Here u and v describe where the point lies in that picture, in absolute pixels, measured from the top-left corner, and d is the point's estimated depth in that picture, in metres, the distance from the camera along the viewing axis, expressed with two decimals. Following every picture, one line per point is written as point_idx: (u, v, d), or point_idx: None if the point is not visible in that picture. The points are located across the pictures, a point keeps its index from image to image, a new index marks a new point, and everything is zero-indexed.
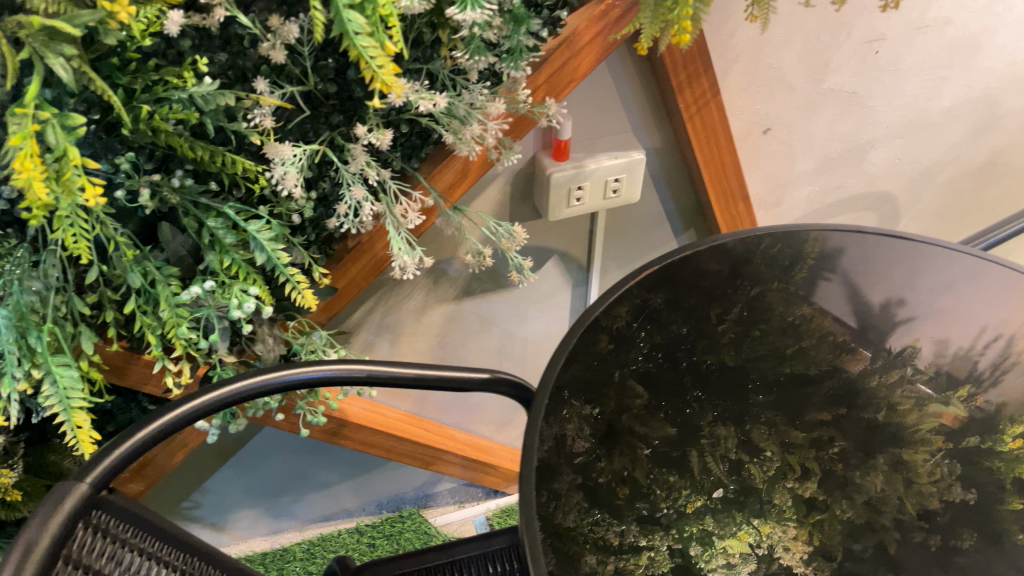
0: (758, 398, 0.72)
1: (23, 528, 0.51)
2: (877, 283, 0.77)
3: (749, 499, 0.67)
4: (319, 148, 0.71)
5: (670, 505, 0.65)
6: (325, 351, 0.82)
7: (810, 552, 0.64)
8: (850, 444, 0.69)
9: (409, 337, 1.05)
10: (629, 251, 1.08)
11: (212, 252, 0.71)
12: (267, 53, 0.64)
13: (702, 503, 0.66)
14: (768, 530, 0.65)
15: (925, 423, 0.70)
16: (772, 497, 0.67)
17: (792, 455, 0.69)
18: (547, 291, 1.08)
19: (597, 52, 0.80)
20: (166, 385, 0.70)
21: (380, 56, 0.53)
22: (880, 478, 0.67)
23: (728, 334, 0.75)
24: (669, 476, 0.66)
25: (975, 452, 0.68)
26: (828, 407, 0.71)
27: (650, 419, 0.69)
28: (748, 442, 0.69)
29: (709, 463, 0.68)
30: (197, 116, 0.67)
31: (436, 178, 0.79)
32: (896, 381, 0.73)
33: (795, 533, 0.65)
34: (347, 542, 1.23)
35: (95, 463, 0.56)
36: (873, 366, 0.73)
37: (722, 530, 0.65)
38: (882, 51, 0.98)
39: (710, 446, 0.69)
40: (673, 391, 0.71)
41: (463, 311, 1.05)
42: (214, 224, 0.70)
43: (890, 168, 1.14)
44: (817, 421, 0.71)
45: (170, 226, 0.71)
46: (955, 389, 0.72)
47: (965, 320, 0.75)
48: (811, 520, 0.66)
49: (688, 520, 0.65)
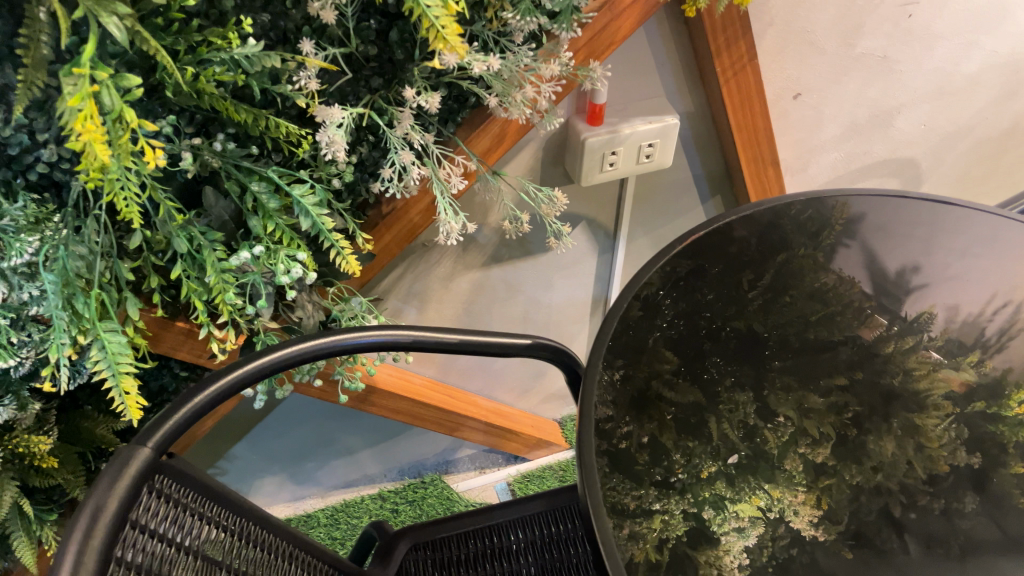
0: (774, 363, 0.71)
1: (91, 491, 0.51)
2: (894, 250, 0.79)
3: (760, 465, 0.65)
4: (364, 111, 0.69)
5: (686, 471, 0.63)
6: (364, 317, 0.81)
7: (820, 516, 0.62)
8: (864, 409, 0.69)
9: (437, 304, 1.04)
10: (656, 219, 1.08)
11: (256, 217, 0.70)
12: (317, 13, 0.62)
13: (716, 469, 0.64)
14: (779, 495, 0.63)
15: (936, 388, 0.71)
16: (783, 462, 0.65)
17: (808, 421, 0.68)
18: (574, 258, 1.08)
19: (640, 13, 0.79)
20: (212, 351, 0.69)
21: (445, 15, 0.52)
22: (893, 443, 0.67)
23: (754, 298, 0.76)
24: (688, 442, 0.65)
25: (979, 417, 0.70)
26: (845, 372, 0.71)
27: (678, 385, 0.69)
28: (764, 407, 0.69)
29: (726, 429, 0.66)
30: (242, 79, 0.66)
31: (473, 143, 0.77)
32: (911, 349, 0.73)
33: (804, 497, 0.63)
34: (370, 508, 1.23)
35: (154, 426, 0.57)
36: (889, 332, 0.74)
37: (736, 496, 0.62)
38: (915, 14, 0.97)
39: (727, 412, 0.68)
40: (692, 354, 0.71)
41: (490, 278, 1.05)
42: (258, 188, 0.70)
43: (915, 134, 1.13)
44: (831, 385, 0.70)
45: (213, 191, 0.70)
46: (966, 354, 0.74)
47: (977, 286, 0.78)
48: (820, 484, 0.64)
49: (702, 485, 0.62)
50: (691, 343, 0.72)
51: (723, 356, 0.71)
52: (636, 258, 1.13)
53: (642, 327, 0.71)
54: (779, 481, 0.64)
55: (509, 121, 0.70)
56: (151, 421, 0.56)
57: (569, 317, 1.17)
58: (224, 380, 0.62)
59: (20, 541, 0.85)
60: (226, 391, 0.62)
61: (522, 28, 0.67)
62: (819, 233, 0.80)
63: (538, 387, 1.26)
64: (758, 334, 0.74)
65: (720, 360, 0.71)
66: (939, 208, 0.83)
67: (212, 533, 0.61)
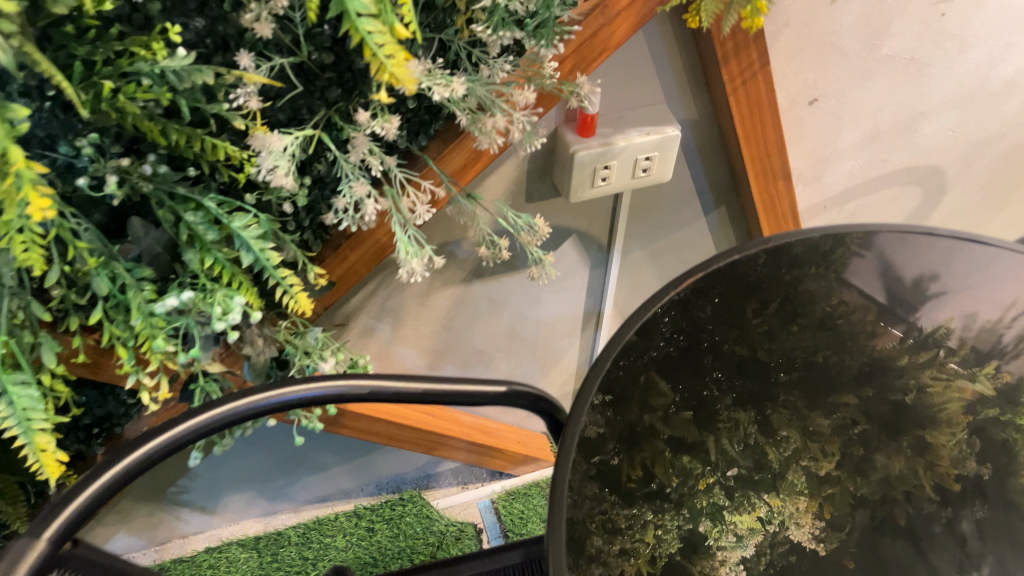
0: (780, 376, 0.65)
1: None
2: (912, 257, 0.70)
3: (762, 477, 0.60)
4: (315, 133, 0.60)
5: (681, 481, 0.59)
6: (322, 354, 0.73)
7: (822, 527, 0.58)
8: (873, 427, 0.63)
9: (413, 321, 0.96)
10: (654, 231, 0.99)
11: (192, 250, 0.62)
12: (251, 26, 0.52)
13: (714, 480, 0.60)
14: (779, 504, 0.59)
15: (951, 402, 0.64)
16: (785, 473, 0.61)
17: (814, 443, 0.62)
18: (565, 272, 0.99)
19: (638, 14, 0.69)
20: (142, 404, 0.61)
21: (390, 43, 0.43)
22: (902, 462, 0.61)
23: (763, 333, 0.67)
24: (685, 458, 0.60)
25: (991, 424, 0.64)
26: (853, 389, 0.65)
27: (674, 419, 0.62)
28: (766, 425, 0.63)
29: (725, 445, 0.61)
30: (170, 96, 0.57)
31: (444, 161, 0.68)
32: (925, 363, 0.66)
33: (806, 504, 0.59)
34: (344, 527, 1.15)
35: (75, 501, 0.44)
36: (903, 346, 0.67)
37: (735, 505, 0.59)
38: (949, 14, 0.86)
39: (727, 430, 0.62)
40: (692, 371, 0.64)
41: (471, 293, 0.96)
42: (193, 219, 0.61)
43: (941, 141, 1.03)
44: (839, 403, 0.64)
45: (142, 221, 0.61)
46: (982, 365, 0.67)
47: (998, 291, 0.70)
48: (822, 493, 0.60)
49: (698, 496, 0.59)
50: (698, 366, 0.64)
51: (726, 371, 0.65)
52: (632, 272, 1.04)
53: (634, 351, 0.63)
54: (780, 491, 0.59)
55: (482, 148, 0.61)
56: (48, 506, 0.43)
57: (559, 332, 1.08)
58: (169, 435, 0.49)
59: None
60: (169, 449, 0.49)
61: (496, 43, 0.58)
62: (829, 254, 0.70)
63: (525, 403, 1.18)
64: (762, 363, 0.66)
65: (726, 376, 0.65)
66: (969, 245, 0.73)
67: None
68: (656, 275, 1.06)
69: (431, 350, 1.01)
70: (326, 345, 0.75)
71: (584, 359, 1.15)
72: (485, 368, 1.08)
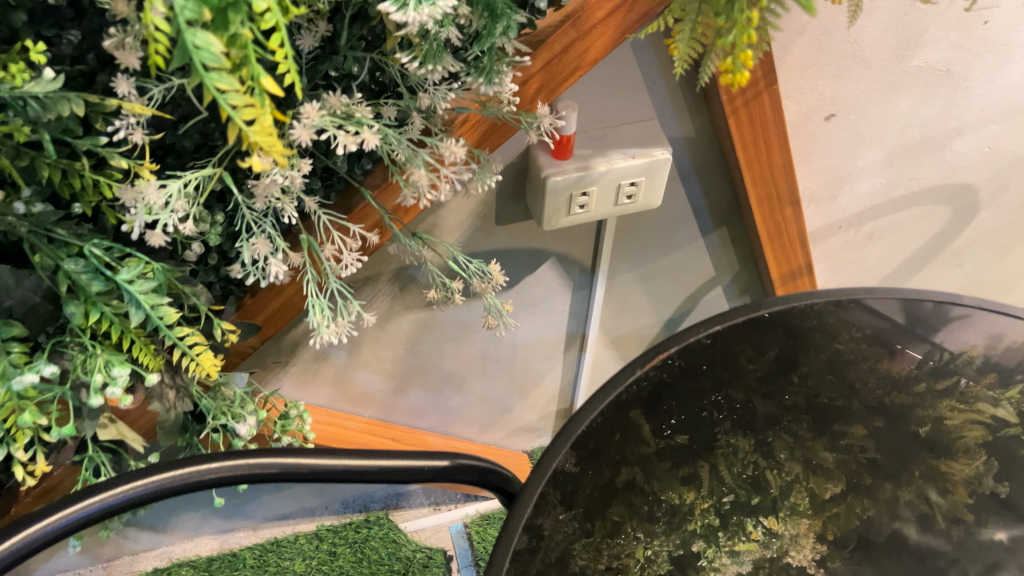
0: (784, 399, 0.59)
1: None
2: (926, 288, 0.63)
3: (759, 501, 0.56)
4: (216, 173, 0.49)
5: (672, 505, 0.54)
6: (241, 413, 0.63)
7: (824, 552, 0.53)
8: (883, 456, 0.57)
9: (371, 346, 0.87)
10: (646, 254, 0.88)
11: (73, 303, 0.52)
12: (113, 52, 0.42)
13: (708, 505, 0.55)
14: (778, 528, 0.54)
15: (971, 432, 0.59)
16: (787, 497, 0.56)
17: (815, 478, 0.56)
18: (542, 295, 0.89)
19: (618, 29, 0.59)
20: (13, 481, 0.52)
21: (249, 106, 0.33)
22: (912, 492, 0.56)
23: (759, 382, 0.59)
24: (675, 491, 0.55)
25: (1017, 444, 0.58)
26: (864, 419, 0.58)
27: (661, 469, 0.56)
28: (763, 446, 0.58)
29: (722, 472, 0.56)
30: (32, 128, 0.46)
31: (384, 197, 0.58)
32: (944, 390, 0.60)
33: (809, 525, 0.55)
34: (303, 549, 1.08)
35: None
36: (922, 371, 0.61)
37: (730, 534, 0.54)
38: (992, 22, 0.74)
39: (725, 458, 0.57)
40: (686, 395, 0.58)
41: (438, 318, 0.87)
42: (73, 268, 0.51)
43: (975, 158, 0.91)
44: (847, 436, 0.58)
45: (13, 266, 0.51)
46: (1007, 390, 0.61)
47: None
48: (827, 512, 0.55)
49: (689, 519, 0.54)
50: (689, 395, 0.58)
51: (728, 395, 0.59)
52: (620, 295, 0.94)
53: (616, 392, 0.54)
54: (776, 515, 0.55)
55: (406, 203, 0.50)
56: None
57: (539, 355, 0.98)
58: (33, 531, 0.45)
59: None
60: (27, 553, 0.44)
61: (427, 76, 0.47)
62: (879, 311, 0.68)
63: (501, 426, 1.09)
64: (762, 413, 0.59)
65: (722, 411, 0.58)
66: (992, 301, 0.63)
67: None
68: (647, 298, 0.96)
69: (394, 374, 0.92)
70: (248, 400, 0.65)
71: (568, 380, 1.05)
72: (457, 391, 0.99)
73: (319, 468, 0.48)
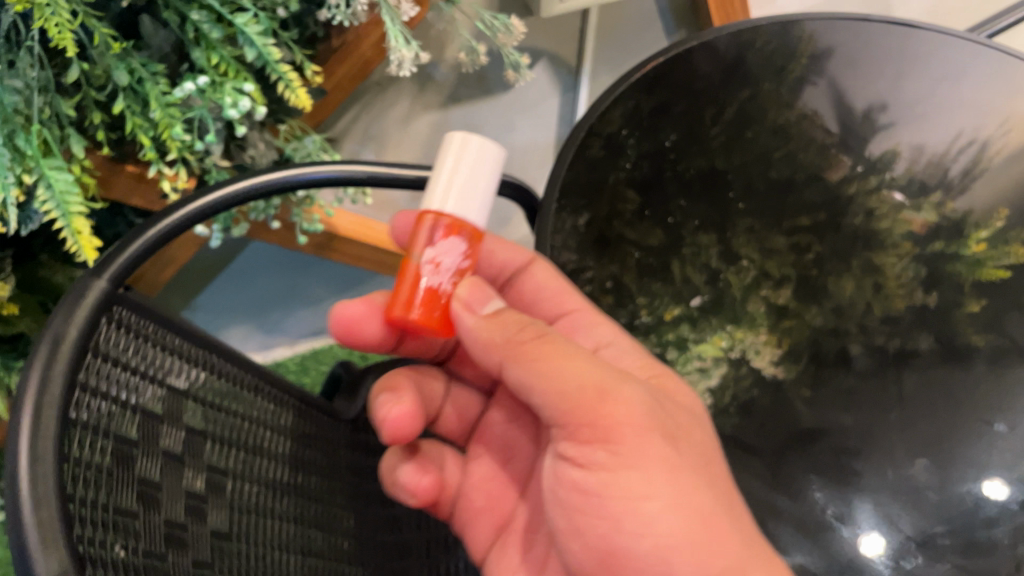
0: (738, 206, 0.91)
1: (20, 397, 0.47)
2: (862, 90, 0.91)
3: (723, 308, 0.91)
4: None
5: (651, 313, 0.89)
6: (318, 155, 0.81)
7: (776, 355, 0.88)
8: (824, 249, 0.91)
9: (396, 149, 1.04)
10: (620, 53, 1.11)
11: (198, 48, 0.67)
12: None
13: (681, 311, 0.90)
14: (740, 335, 0.90)
15: (896, 229, 0.90)
16: (747, 306, 0.91)
17: (770, 261, 0.91)
18: (536, 97, 1.10)
19: None
20: (164, 190, 0.68)
21: None
22: (852, 282, 0.90)
23: (752, 229, 0.91)
24: (653, 284, 0.89)
25: (940, 255, 0.89)
26: (810, 213, 0.91)
27: (639, 221, 0.88)
28: (730, 252, 0.91)
29: (689, 273, 0.90)
30: None
31: None
32: (871, 191, 0.91)
33: (766, 337, 0.89)
34: (337, 354, 1.28)
35: (24, 386, 0.47)
36: (852, 174, 0.91)
37: (699, 335, 0.90)
38: None
39: (690, 257, 0.90)
40: (657, 194, 0.89)
41: (449, 119, 1.05)
42: (197, 17, 0.65)
43: None
44: (796, 225, 0.91)
45: (150, 18, 0.67)
46: (927, 196, 0.91)
47: (942, 127, 0.92)
48: (781, 325, 0.90)
49: (666, 326, 0.89)
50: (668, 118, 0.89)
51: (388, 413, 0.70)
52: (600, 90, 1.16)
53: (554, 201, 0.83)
54: (742, 324, 0.90)
55: None
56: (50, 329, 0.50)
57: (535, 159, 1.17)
58: (130, 247, 0.57)
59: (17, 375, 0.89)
60: (136, 260, 0.57)
61: None
62: (786, 66, 0.91)
63: (491, 216, 1.35)
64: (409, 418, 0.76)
65: (398, 454, 0.77)
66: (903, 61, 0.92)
67: (176, 430, 0.59)
68: None
69: None
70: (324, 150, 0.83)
71: None
72: None
73: (378, 176, 0.73)
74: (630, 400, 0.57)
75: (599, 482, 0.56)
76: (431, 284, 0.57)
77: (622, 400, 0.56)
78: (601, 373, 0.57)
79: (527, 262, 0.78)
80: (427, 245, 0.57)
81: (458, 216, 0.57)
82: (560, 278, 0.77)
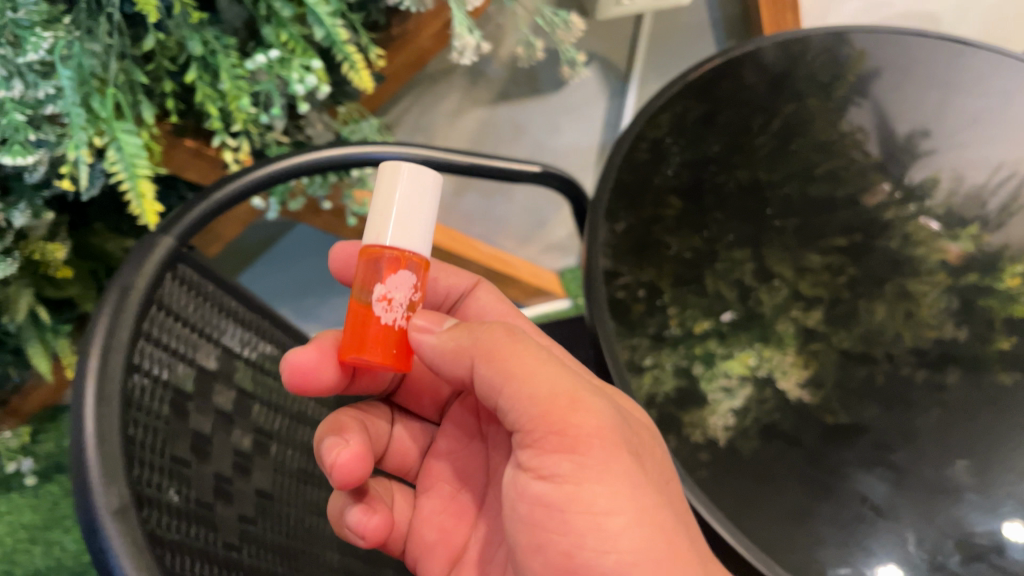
0: (776, 222, 0.89)
1: (89, 332, 0.48)
2: (904, 115, 0.93)
3: (753, 326, 0.83)
4: None
5: (681, 325, 0.82)
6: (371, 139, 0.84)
7: (803, 378, 0.79)
8: (858, 272, 0.86)
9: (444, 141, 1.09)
10: (670, 59, 1.14)
11: (269, 25, 0.69)
12: None
13: (710, 325, 0.83)
14: (768, 354, 0.81)
15: (932, 256, 0.86)
16: (776, 324, 0.83)
17: (803, 278, 0.86)
18: (583, 99, 1.14)
19: None
20: (226, 160, 0.71)
21: None
22: (883, 305, 0.84)
23: (790, 247, 0.88)
24: (686, 295, 0.85)
25: (974, 288, 0.84)
26: (845, 234, 0.89)
27: (678, 229, 0.88)
28: (764, 268, 0.87)
29: (721, 289, 0.85)
30: None
31: None
32: (908, 217, 0.89)
33: (795, 360, 0.81)
34: None
35: (92, 328, 0.49)
36: (890, 200, 0.90)
37: (727, 351, 0.81)
38: None
39: (723, 271, 0.87)
40: (698, 204, 0.90)
41: (497, 115, 1.09)
42: None
43: None
44: (834, 246, 0.88)
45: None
46: (965, 227, 0.87)
47: (983, 156, 0.91)
48: (809, 348, 0.82)
49: (694, 340, 0.81)
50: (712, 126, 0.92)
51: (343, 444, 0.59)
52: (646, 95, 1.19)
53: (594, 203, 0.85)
54: (770, 342, 0.82)
55: None
56: (120, 276, 0.51)
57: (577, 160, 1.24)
58: (195, 208, 0.59)
59: (64, 340, 0.91)
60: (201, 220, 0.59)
61: None
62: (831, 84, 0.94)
63: (529, 220, 1.37)
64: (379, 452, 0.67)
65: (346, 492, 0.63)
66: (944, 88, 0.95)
67: (225, 389, 0.61)
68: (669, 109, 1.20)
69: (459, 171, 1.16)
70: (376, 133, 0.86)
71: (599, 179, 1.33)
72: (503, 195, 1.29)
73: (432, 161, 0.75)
74: (601, 409, 0.52)
75: (563, 495, 0.50)
76: (386, 322, 0.53)
77: (594, 406, 0.51)
78: (572, 377, 0.52)
79: (471, 286, 0.77)
80: (375, 282, 0.53)
81: (402, 250, 0.53)
82: (504, 300, 0.76)
